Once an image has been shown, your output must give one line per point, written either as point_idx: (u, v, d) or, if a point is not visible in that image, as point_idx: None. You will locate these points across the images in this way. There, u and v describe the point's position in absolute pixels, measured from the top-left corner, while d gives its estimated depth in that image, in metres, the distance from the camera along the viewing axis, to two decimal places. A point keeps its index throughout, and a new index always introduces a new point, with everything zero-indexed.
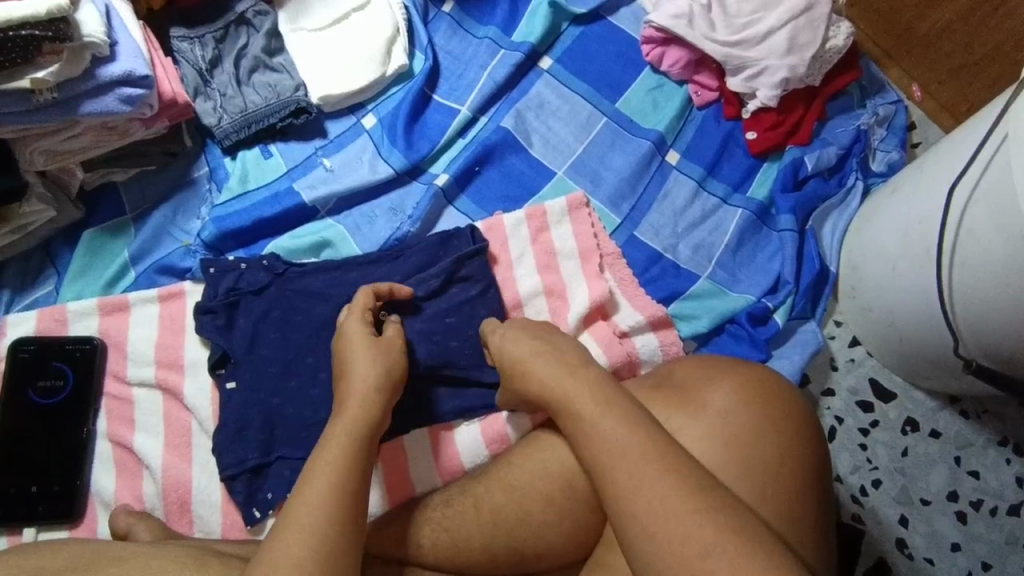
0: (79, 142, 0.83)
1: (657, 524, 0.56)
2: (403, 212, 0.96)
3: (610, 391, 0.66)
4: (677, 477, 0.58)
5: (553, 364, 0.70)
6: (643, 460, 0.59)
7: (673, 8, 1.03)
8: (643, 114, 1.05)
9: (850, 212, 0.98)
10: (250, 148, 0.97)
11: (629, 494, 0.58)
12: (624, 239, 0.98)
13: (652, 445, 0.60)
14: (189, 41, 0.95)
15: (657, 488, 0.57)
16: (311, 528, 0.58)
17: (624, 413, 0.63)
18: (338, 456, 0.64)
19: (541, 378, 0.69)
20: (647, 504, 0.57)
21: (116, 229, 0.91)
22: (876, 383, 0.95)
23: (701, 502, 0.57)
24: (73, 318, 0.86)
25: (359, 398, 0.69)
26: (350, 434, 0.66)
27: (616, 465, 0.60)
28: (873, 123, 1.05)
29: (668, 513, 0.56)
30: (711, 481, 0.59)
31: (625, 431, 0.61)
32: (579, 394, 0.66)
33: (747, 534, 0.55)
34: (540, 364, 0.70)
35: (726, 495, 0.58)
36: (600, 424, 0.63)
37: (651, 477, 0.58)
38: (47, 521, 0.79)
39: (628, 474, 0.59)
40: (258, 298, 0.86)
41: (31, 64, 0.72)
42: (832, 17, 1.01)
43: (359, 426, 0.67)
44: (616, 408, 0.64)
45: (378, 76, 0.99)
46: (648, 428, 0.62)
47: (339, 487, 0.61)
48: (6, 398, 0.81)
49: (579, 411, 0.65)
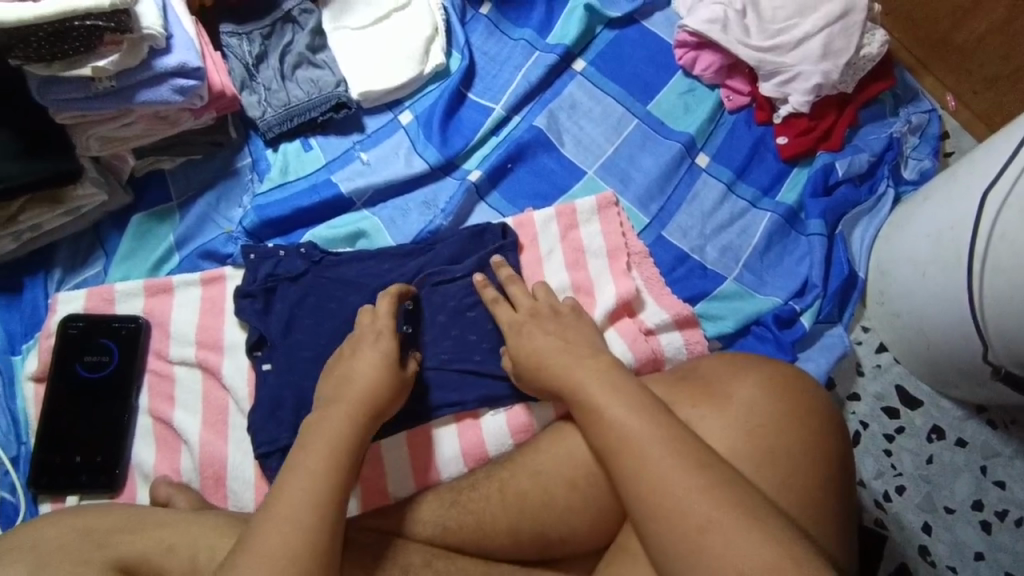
0: (132, 130, 0.87)
1: (658, 502, 0.59)
2: (436, 206, 0.98)
3: (621, 379, 0.68)
4: (679, 456, 0.60)
5: (569, 355, 0.72)
6: (644, 439, 0.61)
7: (707, 14, 1.05)
8: (675, 117, 1.06)
9: (880, 219, 0.99)
10: (291, 141, 1.01)
11: (634, 475, 0.61)
12: (652, 238, 0.99)
13: (656, 428, 0.62)
14: (237, 37, 0.99)
15: (658, 465, 0.60)
16: (301, 508, 0.61)
17: (628, 397, 0.65)
18: (336, 443, 0.67)
19: (560, 370, 0.71)
20: (651, 485, 0.59)
21: (162, 214, 0.95)
22: (903, 390, 0.94)
23: (702, 477, 0.59)
24: (119, 298, 0.90)
25: (359, 392, 0.72)
26: (344, 422, 0.69)
27: (622, 445, 0.62)
28: (906, 131, 1.05)
29: (670, 494, 0.58)
30: (708, 457, 0.61)
31: (627, 414, 0.64)
32: (591, 380, 0.68)
33: (748, 510, 0.57)
34: (561, 358, 0.73)
35: (724, 471, 0.60)
36: (605, 408, 0.65)
37: (656, 459, 0.60)
38: (89, 490, 0.82)
39: (631, 456, 0.61)
40: (294, 285, 0.89)
41: (93, 53, 0.76)
42: (867, 25, 1.02)
43: (355, 415, 0.70)
44: (620, 394, 0.66)
45: (416, 74, 1.02)
46: (654, 411, 0.64)
47: (328, 471, 0.64)
48: (56, 372, 0.85)
49: (586, 399, 0.67)
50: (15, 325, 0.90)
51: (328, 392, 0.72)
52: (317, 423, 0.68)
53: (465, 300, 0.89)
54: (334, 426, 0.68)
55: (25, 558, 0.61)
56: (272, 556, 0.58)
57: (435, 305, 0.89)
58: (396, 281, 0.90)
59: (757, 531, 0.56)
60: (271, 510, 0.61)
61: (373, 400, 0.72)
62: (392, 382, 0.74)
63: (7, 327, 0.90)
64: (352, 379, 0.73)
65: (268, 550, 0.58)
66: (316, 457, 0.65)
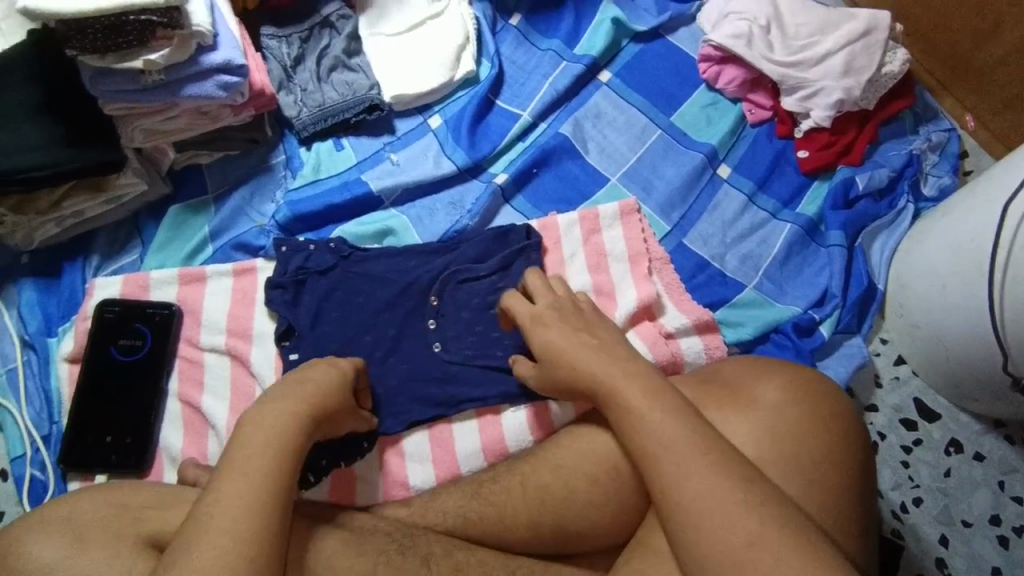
0: (175, 124, 0.91)
1: (700, 515, 0.60)
2: (462, 207, 1.01)
3: (652, 380, 0.68)
4: (721, 472, 0.61)
5: (596, 354, 0.72)
6: (688, 451, 0.62)
7: (731, 29, 1.07)
8: (697, 128, 1.08)
9: (899, 232, 1.00)
10: (324, 140, 1.04)
11: (676, 485, 0.61)
12: (673, 245, 1.01)
13: (696, 437, 0.63)
14: (277, 39, 1.02)
15: (702, 478, 0.61)
16: (236, 510, 0.58)
17: (667, 405, 0.66)
18: (279, 439, 0.64)
19: (586, 370, 0.71)
20: (693, 497, 0.60)
21: (198, 207, 0.98)
22: (921, 402, 0.95)
23: (747, 494, 0.60)
24: (154, 285, 0.92)
25: (309, 391, 0.70)
26: (288, 418, 0.66)
27: (663, 455, 0.63)
28: (926, 148, 1.07)
29: (716, 508, 0.59)
30: (752, 473, 0.62)
31: (668, 422, 0.64)
32: (625, 383, 0.68)
33: (787, 528, 0.58)
34: (584, 355, 0.73)
35: (768, 487, 0.61)
36: (646, 414, 0.66)
37: (699, 471, 0.61)
38: (118, 470, 0.84)
39: (673, 465, 0.62)
40: (323, 278, 0.92)
41: (145, 47, 0.80)
42: (889, 44, 1.05)
43: (303, 413, 0.67)
44: (663, 401, 0.66)
45: (447, 80, 1.05)
46: (693, 420, 0.65)
47: (266, 469, 0.61)
48: (91, 354, 0.88)
49: (624, 402, 0.67)
50: (52, 308, 0.93)
51: (276, 389, 0.70)
52: (259, 419, 0.65)
53: (490, 299, 0.91)
54: (278, 420, 0.65)
55: (62, 528, 0.63)
56: (206, 562, 0.56)
57: (460, 302, 0.91)
58: (423, 277, 0.93)
59: (803, 549, 0.57)
60: (211, 510, 0.59)
61: (323, 402, 0.70)
62: (341, 389, 0.73)
63: (45, 310, 0.93)
64: (306, 380, 0.71)
65: (203, 553, 0.56)
66: (255, 455, 0.62)
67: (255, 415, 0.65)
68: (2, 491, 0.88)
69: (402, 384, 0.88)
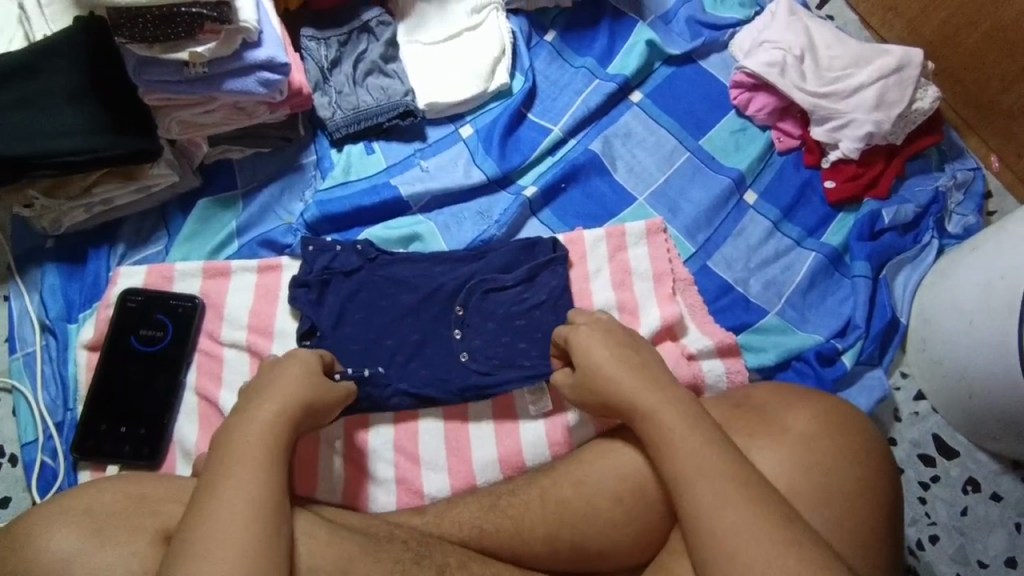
0: (212, 117, 0.91)
1: (737, 546, 0.60)
2: (490, 217, 1.01)
3: (690, 408, 0.68)
4: (758, 507, 0.61)
5: (639, 378, 0.71)
6: (725, 482, 0.62)
7: (766, 57, 1.08)
8: (726, 153, 1.09)
9: (923, 267, 1.00)
10: (356, 142, 1.04)
11: (710, 515, 0.62)
12: (697, 267, 1.01)
13: (730, 465, 0.64)
14: (316, 41, 1.04)
15: (739, 512, 0.61)
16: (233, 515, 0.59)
17: (706, 430, 0.66)
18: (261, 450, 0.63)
19: (620, 389, 0.71)
20: (729, 525, 0.60)
21: (226, 201, 0.98)
22: (940, 439, 0.95)
23: (786, 534, 0.60)
24: (178, 277, 0.92)
25: (283, 398, 0.68)
26: (268, 428, 0.65)
27: (698, 484, 0.63)
28: (951, 186, 1.07)
29: (751, 540, 0.59)
30: (792, 513, 0.62)
31: (702, 449, 0.65)
32: (663, 408, 0.68)
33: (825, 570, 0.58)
34: (619, 375, 0.72)
35: (804, 527, 0.61)
36: (682, 440, 0.66)
37: (737, 503, 0.61)
38: (130, 461, 0.83)
39: (710, 492, 0.62)
40: (347, 279, 0.91)
41: (192, 40, 0.81)
42: (920, 81, 1.06)
43: (279, 422, 0.66)
44: (698, 431, 0.66)
45: (480, 90, 1.06)
46: (728, 450, 0.65)
47: (254, 481, 0.61)
48: (111, 343, 0.87)
49: (667, 426, 0.67)
50: (74, 293, 0.93)
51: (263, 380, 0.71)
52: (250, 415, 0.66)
53: (514, 309, 0.91)
54: (261, 421, 0.66)
55: (82, 519, 0.62)
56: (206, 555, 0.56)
57: (485, 312, 0.91)
58: (447, 284, 0.92)
59: None
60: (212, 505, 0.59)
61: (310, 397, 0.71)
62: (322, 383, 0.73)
63: (66, 295, 0.92)
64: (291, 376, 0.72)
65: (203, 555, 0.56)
66: (244, 468, 0.61)
67: (234, 428, 0.65)
68: (11, 477, 0.86)
69: (422, 389, 0.87)
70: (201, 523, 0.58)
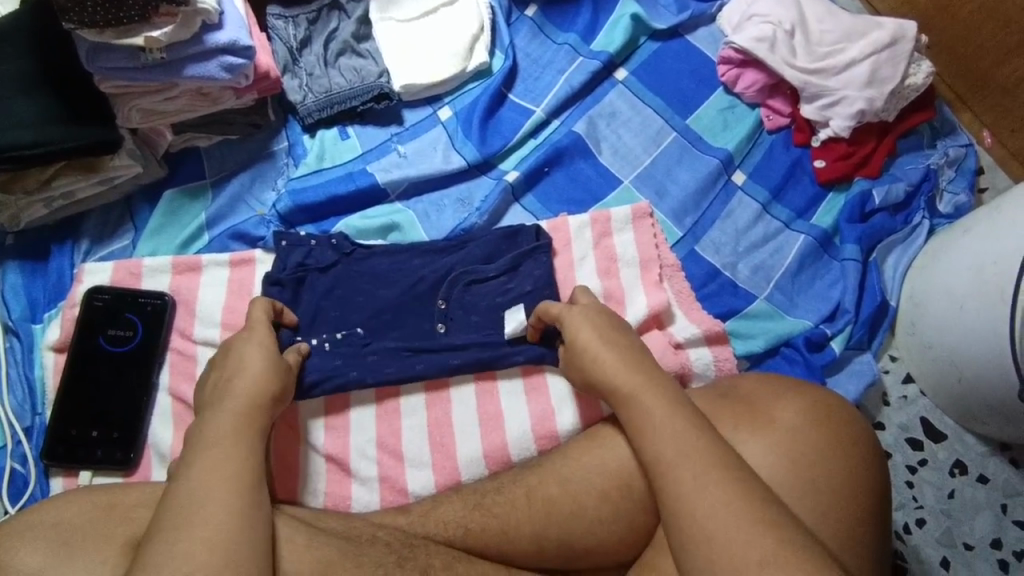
0: (175, 105, 0.87)
1: (716, 530, 0.58)
2: (471, 204, 0.98)
3: (678, 397, 0.67)
4: (733, 485, 0.60)
5: (620, 358, 0.69)
6: (703, 464, 0.61)
7: (756, 31, 1.04)
8: (713, 132, 1.06)
9: (914, 249, 0.99)
10: (328, 128, 1.00)
11: (692, 495, 0.60)
12: (685, 252, 0.98)
13: (713, 457, 0.62)
14: (284, 19, 0.98)
15: (719, 493, 0.59)
16: (205, 507, 0.57)
17: (686, 416, 0.64)
18: (232, 443, 0.62)
19: (605, 372, 0.69)
20: (708, 507, 0.59)
21: (195, 192, 0.94)
22: (928, 422, 0.94)
23: (769, 513, 0.59)
24: (147, 273, 0.88)
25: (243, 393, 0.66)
26: (237, 420, 0.64)
27: (676, 468, 0.62)
28: (943, 164, 1.05)
29: (728, 520, 0.58)
30: (772, 495, 0.61)
31: (684, 438, 0.63)
32: (645, 393, 0.67)
33: (808, 555, 0.56)
34: (608, 358, 0.70)
35: (781, 506, 0.60)
36: (664, 432, 0.64)
37: (713, 485, 0.60)
38: (103, 466, 0.80)
39: (694, 475, 0.61)
40: (324, 274, 0.88)
41: (147, 23, 0.76)
42: (914, 55, 1.03)
43: (242, 414, 0.65)
44: (680, 416, 0.65)
45: (458, 71, 1.01)
46: (712, 438, 0.63)
47: (216, 477, 0.59)
48: (77, 344, 0.83)
49: (649, 422, 0.65)
50: (38, 291, 0.89)
51: (215, 388, 0.69)
52: (208, 424, 0.64)
53: (498, 300, 0.88)
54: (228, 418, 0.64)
55: (47, 535, 0.60)
56: (186, 552, 0.54)
57: (468, 305, 0.88)
58: (428, 276, 0.90)
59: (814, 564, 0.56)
60: (177, 504, 0.57)
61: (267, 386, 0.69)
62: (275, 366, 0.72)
63: (29, 294, 0.89)
64: (237, 372, 0.69)
65: (183, 552, 0.54)
66: (216, 463, 0.60)
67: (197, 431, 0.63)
68: None
69: (402, 384, 0.85)
70: (175, 530, 0.56)
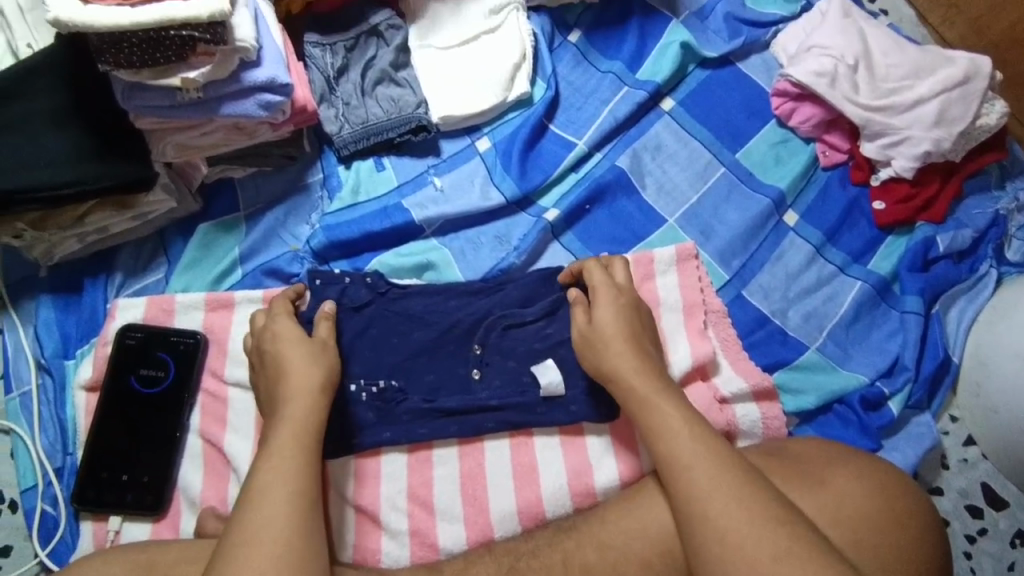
0: (210, 139, 0.85)
1: (726, 526, 0.60)
2: (508, 243, 0.94)
3: (693, 414, 0.68)
4: (758, 501, 0.61)
5: (648, 380, 0.71)
6: (717, 466, 0.63)
7: (815, 65, 0.98)
8: (765, 169, 1.00)
9: (980, 300, 0.93)
10: (364, 159, 0.97)
11: (704, 495, 0.62)
12: (731, 296, 0.93)
13: (725, 456, 0.64)
14: (321, 48, 0.95)
15: (731, 494, 0.62)
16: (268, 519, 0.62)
17: (701, 424, 0.67)
18: (296, 459, 0.66)
19: (623, 376, 0.72)
20: (722, 506, 0.61)
21: (229, 225, 0.92)
22: (989, 488, 0.88)
23: (779, 511, 0.61)
24: (179, 310, 0.86)
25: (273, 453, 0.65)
26: (292, 466, 0.66)
27: (693, 466, 0.64)
28: (1013, 209, 0.98)
29: (742, 518, 0.60)
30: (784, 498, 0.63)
31: (699, 441, 0.65)
32: (659, 397, 0.69)
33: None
34: (624, 362, 0.72)
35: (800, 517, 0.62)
36: (680, 434, 0.66)
37: (727, 485, 0.62)
38: (133, 511, 0.79)
39: (708, 478, 0.63)
40: (357, 314, 0.85)
41: (184, 63, 0.74)
42: (987, 94, 0.97)
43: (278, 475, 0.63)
44: (696, 419, 0.68)
45: (500, 100, 0.98)
46: (721, 442, 0.66)
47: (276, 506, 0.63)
48: (110, 383, 0.82)
49: (663, 424, 0.67)
50: (71, 327, 0.88)
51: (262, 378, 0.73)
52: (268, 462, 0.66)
53: (536, 347, 0.85)
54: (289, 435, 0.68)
55: None
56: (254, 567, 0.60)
57: (505, 351, 0.85)
58: (464, 320, 0.87)
59: None
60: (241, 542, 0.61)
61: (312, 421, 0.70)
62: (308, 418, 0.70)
63: (63, 329, 0.88)
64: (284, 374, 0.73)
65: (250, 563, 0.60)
66: (278, 472, 0.65)
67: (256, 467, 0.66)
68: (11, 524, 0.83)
69: (433, 433, 0.82)
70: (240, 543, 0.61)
